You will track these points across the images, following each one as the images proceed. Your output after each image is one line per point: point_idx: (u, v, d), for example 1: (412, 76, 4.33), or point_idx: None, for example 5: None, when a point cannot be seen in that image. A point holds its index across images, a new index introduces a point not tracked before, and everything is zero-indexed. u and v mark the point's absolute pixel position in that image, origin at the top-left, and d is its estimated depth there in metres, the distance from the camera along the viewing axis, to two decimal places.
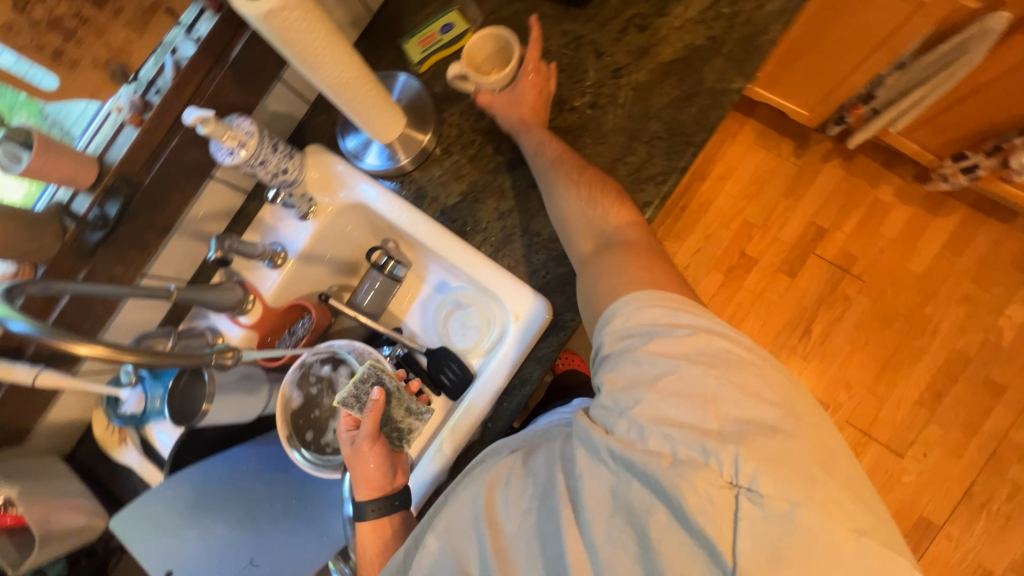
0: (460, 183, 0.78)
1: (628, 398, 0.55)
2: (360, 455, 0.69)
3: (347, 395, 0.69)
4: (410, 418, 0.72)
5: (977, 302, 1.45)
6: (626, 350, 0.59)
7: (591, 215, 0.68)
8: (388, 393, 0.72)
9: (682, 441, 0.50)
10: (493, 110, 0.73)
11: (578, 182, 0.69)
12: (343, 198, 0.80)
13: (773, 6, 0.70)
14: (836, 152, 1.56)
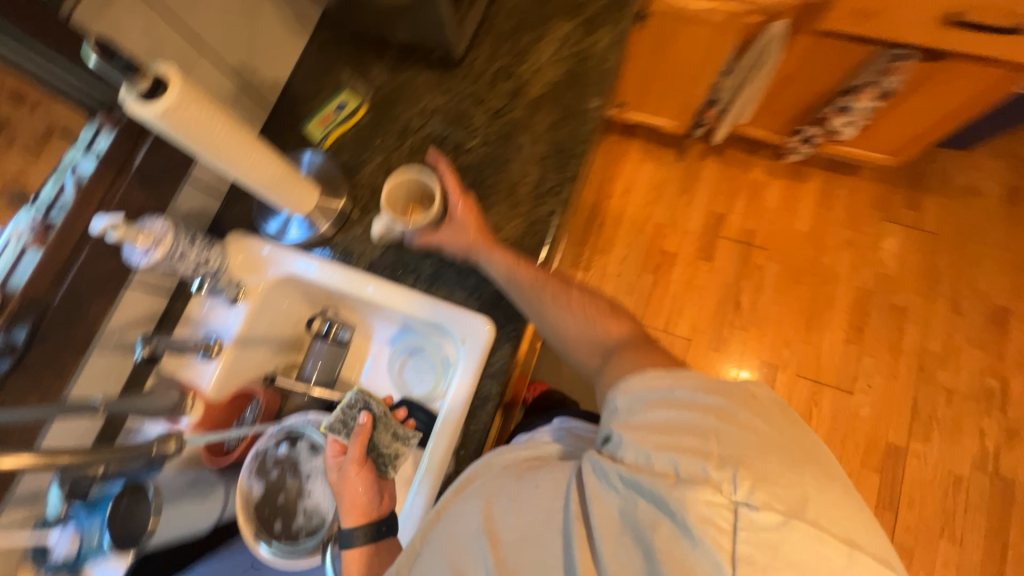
0: (382, 235, 0.83)
1: (634, 429, 0.54)
2: (346, 481, 0.69)
3: (334, 419, 0.70)
4: (395, 443, 0.72)
5: (859, 243, 1.68)
6: (634, 396, 0.59)
7: (589, 333, 0.72)
8: (376, 418, 0.72)
9: (683, 458, 0.48)
10: (444, 244, 0.76)
11: (558, 298, 0.73)
12: (272, 275, 0.82)
13: (606, 39, 0.86)
14: (709, 150, 1.81)
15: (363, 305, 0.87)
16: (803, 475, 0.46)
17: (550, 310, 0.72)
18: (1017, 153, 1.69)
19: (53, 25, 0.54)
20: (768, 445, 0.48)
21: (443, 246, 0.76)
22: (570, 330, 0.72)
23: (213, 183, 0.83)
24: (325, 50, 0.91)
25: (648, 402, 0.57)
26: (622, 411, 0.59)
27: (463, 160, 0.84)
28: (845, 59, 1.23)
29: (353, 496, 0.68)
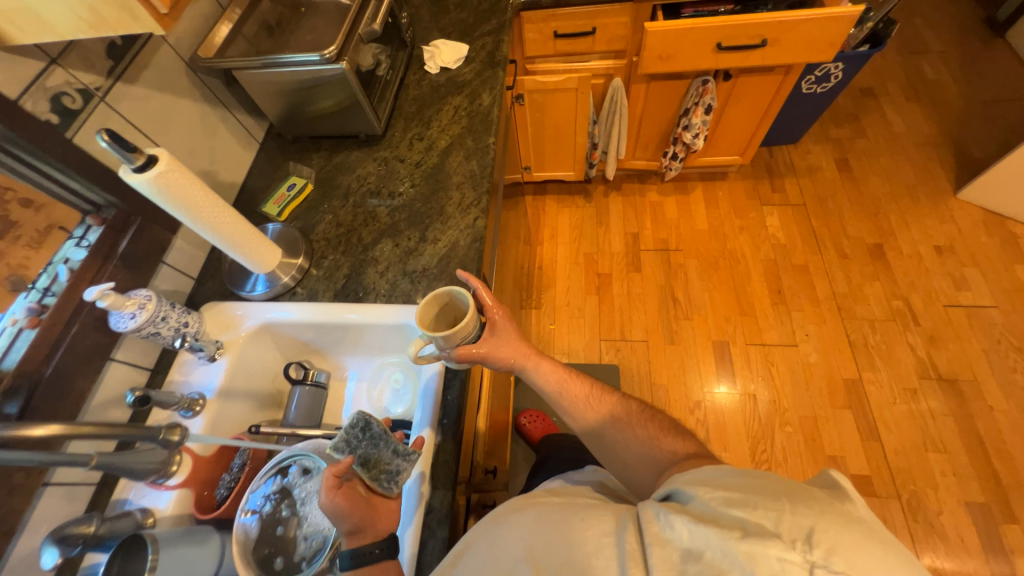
0: (341, 272, 0.97)
1: (700, 485, 0.55)
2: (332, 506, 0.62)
3: (339, 441, 0.66)
4: (399, 459, 0.69)
5: (750, 226, 2.01)
6: (702, 470, 0.59)
7: (646, 446, 0.79)
8: (376, 438, 0.68)
9: (750, 517, 0.48)
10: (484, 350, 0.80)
11: (608, 410, 0.85)
12: (248, 327, 0.91)
13: (488, 100, 1.16)
14: (609, 188, 2.17)
15: (335, 340, 0.96)
16: (884, 549, 0.43)
17: (601, 420, 0.84)
18: (831, 136, 2.19)
19: (59, 144, 0.72)
20: (843, 519, 0.46)
21: (488, 354, 0.82)
22: (622, 442, 0.81)
23: (186, 267, 0.96)
24: (273, 155, 1.14)
25: (713, 475, 0.57)
26: (688, 479, 0.59)
27: (399, 203, 1.03)
28: (672, 92, 1.66)
29: (341, 522, 0.62)
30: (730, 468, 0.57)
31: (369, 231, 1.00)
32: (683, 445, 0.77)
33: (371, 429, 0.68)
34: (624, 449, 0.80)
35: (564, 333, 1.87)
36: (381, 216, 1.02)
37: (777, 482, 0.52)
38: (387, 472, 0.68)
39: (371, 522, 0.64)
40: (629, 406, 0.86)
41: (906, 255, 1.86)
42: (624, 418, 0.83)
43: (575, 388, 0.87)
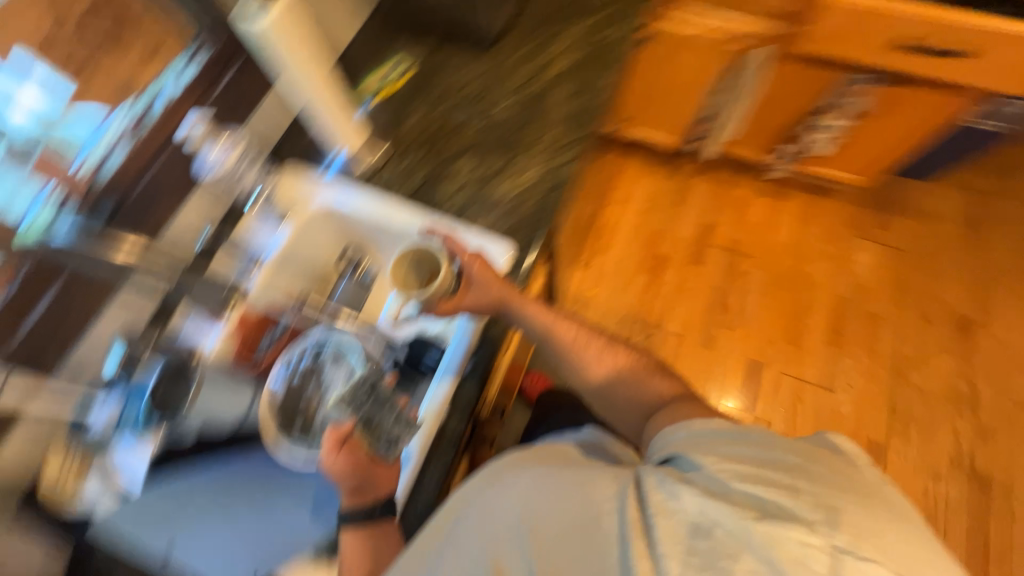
0: (417, 175, 0.94)
1: (710, 456, 0.56)
2: (334, 462, 0.67)
3: (345, 395, 0.75)
4: (398, 426, 0.74)
5: (835, 255, 1.84)
6: (706, 434, 0.61)
7: (645, 395, 0.79)
8: (381, 399, 0.75)
9: (764, 496, 0.50)
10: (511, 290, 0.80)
11: (597, 355, 0.84)
12: (316, 202, 0.91)
13: (617, 35, 1.04)
14: (700, 169, 2.00)
15: (393, 241, 0.95)
16: (899, 527, 0.48)
17: (587, 370, 0.84)
18: (971, 186, 1.90)
19: None
20: (857, 494, 0.51)
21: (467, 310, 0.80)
22: (613, 385, 0.82)
23: (275, 122, 0.94)
24: (376, 31, 1.07)
25: (720, 442, 0.59)
26: (694, 449, 0.59)
27: (492, 122, 0.97)
28: (816, 82, 1.44)
29: (343, 479, 0.67)
30: (735, 437, 0.59)
31: (455, 142, 0.96)
32: (670, 388, 0.79)
33: (371, 390, 0.75)
34: (618, 393, 0.81)
35: (602, 303, 1.83)
36: (470, 130, 0.97)
37: (788, 455, 0.54)
38: (384, 434, 0.72)
39: (366, 480, 0.68)
40: (613, 348, 0.85)
41: (994, 340, 1.68)
42: (611, 359, 0.84)
43: (555, 338, 0.84)
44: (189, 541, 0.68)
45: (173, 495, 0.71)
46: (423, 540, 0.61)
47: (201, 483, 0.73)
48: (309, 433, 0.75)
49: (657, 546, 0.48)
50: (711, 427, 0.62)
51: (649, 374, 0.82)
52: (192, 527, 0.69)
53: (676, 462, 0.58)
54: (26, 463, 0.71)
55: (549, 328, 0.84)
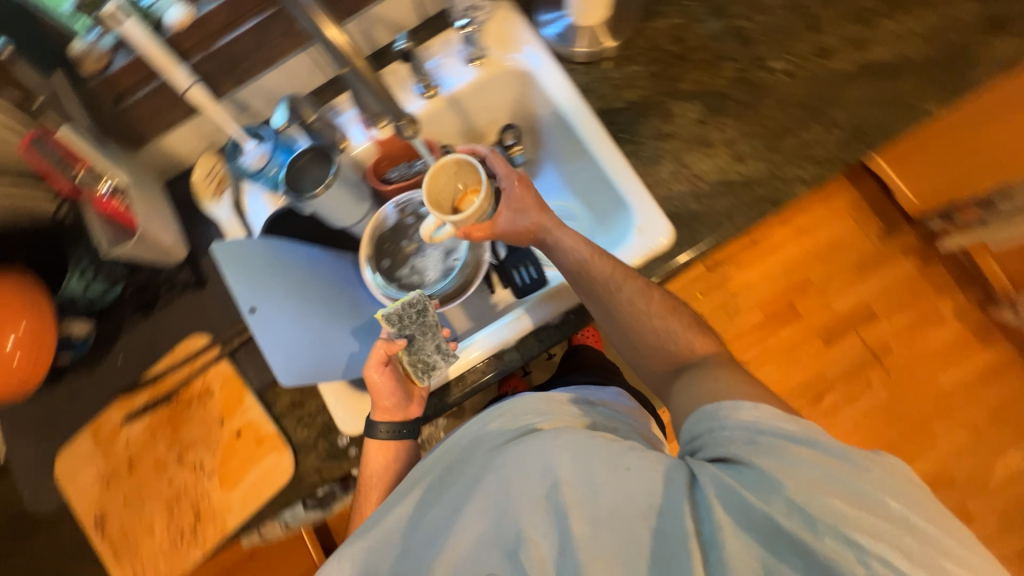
0: (631, 92, 0.78)
1: (776, 474, 0.46)
2: (372, 377, 0.68)
3: (392, 313, 0.68)
4: (437, 355, 0.69)
5: (981, 435, 1.49)
6: (757, 432, 0.50)
7: (670, 346, 0.66)
8: (426, 326, 0.69)
9: (844, 518, 0.42)
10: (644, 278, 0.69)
11: (629, 297, 0.67)
12: (516, 60, 0.80)
13: (989, 54, 0.72)
14: (916, 251, 1.54)
15: (567, 145, 0.84)
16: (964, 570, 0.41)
17: (616, 316, 0.68)
18: None
19: None
20: (932, 511, 0.44)
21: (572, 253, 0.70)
22: (639, 333, 0.67)
23: None
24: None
25: (775, 446, 0.48)
26: (738, 452, 0.50)
27: (754, 76, 0.75)
28: None
29: (381, 397, 0.68)
30: (793, 449, 0.48)
31: (695, 78, 0.77)
32: (705, 346, 0.66)
33: (422, 314, 0.68)
34: (645, 348, 0.68)
35: (701, 313, 1.53)
36: (723, 72, 0.76)
37: (854, 483, 0.45)
38: (427, 365, 0.69)
39: (402, 405, 0.69)
40: (649, 292, 0.68)
41: None
42: (647, 305, 0.67)
43: (579, 278, 0.68)
44: (270, 304, 0.63)
45: (258, 254, 0.66)
46: (448, 470, 0.59)
47: (299, 252, 0.74)
48: (389, 274, 0.80)
49: (719, 556, 0.44)
50: (757, 414, 0.52)
51: (685, 325, 0.67)
52: (276, 290, 0.65)
53: (730, 464, 0.49)
54: (183, 158, 0.79)
55: (585, 267, 0.68)
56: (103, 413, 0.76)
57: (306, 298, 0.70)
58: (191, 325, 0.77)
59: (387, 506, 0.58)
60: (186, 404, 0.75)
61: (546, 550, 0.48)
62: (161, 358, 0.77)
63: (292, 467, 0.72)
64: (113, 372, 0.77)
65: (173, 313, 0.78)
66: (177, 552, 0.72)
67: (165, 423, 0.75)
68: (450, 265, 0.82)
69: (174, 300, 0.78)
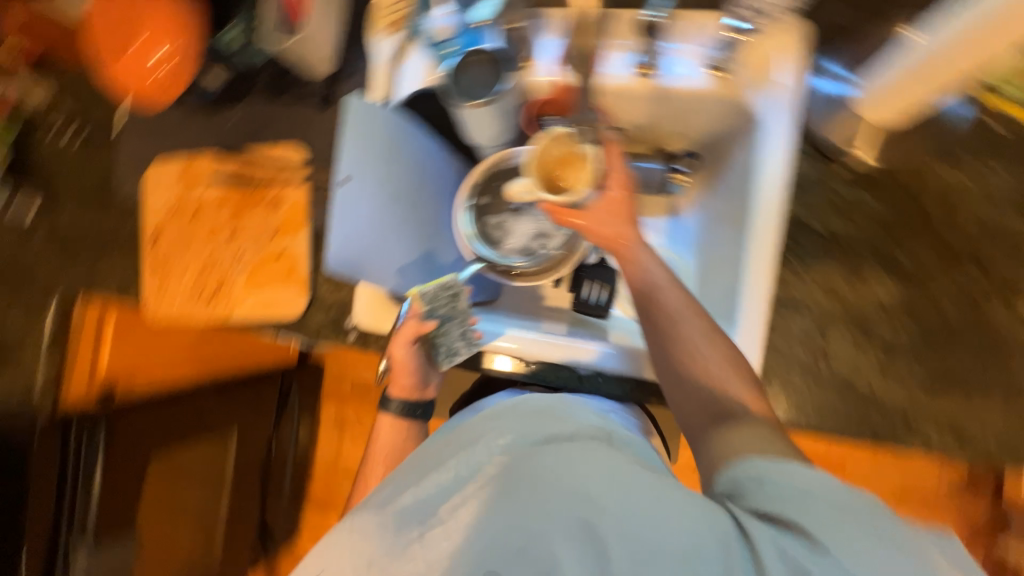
0: (840, 222, 0.63)
1: (834, 533, 0.40)
2: (394, 359, 0.71)
3: (426, 293, 0.68)
4: (461, 341, 0.71)
5: None
6: (801, 492, 0.43)
7: (720, 394, 0.55)
8: (455, 313, 0.70)
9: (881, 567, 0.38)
10: (720, 408, 0.54)
11: (698, 334, 0.57)
12: (753, 98, 0.65)
13: None
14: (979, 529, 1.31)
15: (726, 218, 0.72)
16: None
17: (664, 354, 0.58)
18: None
19: None
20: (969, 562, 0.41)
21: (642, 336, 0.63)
22: (686, 378, 0.56)
23: None
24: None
25: (828, 507, 0.41)
26: (773, 509, 0.43)
27: (982, 305, 0.60)
28: None
29: (402, 375, 0.74)
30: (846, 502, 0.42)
31: (920, 258, 0.61)
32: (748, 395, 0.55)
33: (454, 299, 0.68)
34: (678, 395, 0.57)
35: None
36: (954, 275, 0.61)
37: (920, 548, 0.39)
38: (449, 351, 0.71)
39: (417, 387, 0.75)
40: (713, 336, 0.57)
41: None
42: (710, 352, 0.57)
43: (640, 303, 0.60)
44: (366, 182, 0.64)
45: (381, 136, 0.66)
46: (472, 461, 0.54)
47: (421, 144, 0.72)
48: (480, 217, 0.75)
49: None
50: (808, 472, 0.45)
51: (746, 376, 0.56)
52: (379, 168, 0.65)
53: (774, 520, 0.42)
54: None
55: (658, 294, 0.58)
56: (196, 155, 0.82)
57: (394, 195, 0.68)
58: (300, 134, 0.80)
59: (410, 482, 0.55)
60: (256, 196, 0.80)
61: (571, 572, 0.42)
62: (263, 145, 0.81)
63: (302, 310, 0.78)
64: (222, 128, 0.82)
65: (293, 114, 0.80)
66: (191, 302, 0.82)
67: (232, 201, 0.80)
68: (533, 248, 0.76)
69: (300, 105, 0.79)
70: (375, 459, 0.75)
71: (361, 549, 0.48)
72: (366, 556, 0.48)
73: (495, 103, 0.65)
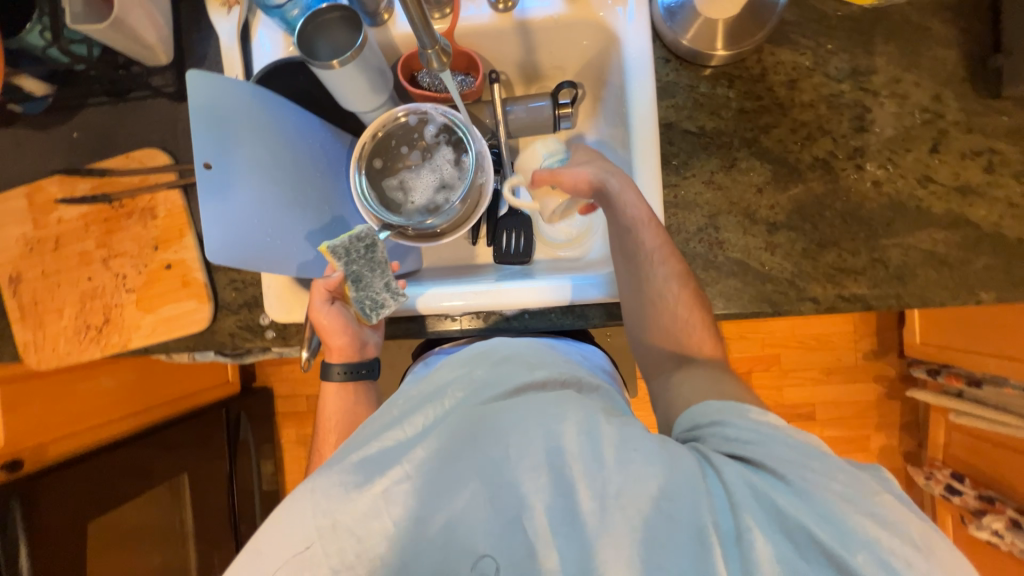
0: (706, 121, 0.66)
1: (722, 431, 0.53)
2: (322, 321, 0.69)
3: (337, 247, 0.65)
4: (385, 293, 0.68)
5: None
6: (761, 419, 0.53)
7: (660, 308, 0.64)
8: (372, 259, 0.67)
9: (813, 448, 0.49)
10: (637, 322, 0.66)
11: (655, 261, 0.64)
12: (611, 16, 0.67)
13: None
14: (890, 381, 1.59)
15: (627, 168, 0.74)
16: (841, 490, 0.46)
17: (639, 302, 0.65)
18: None
19: None
20: (822, 472, 0.47)
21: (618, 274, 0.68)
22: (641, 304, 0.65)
23: None
24: None
25: (732, 440, 0.52)
26: (743, 450, 0.50)
27: (840, 170, 0.65)
28: None
29: (332, 337, 0.70)
30: (736, 408, 0.55)
31: (779, 137, 0.65)
32: (670, 326, 0.65)
33: (369, 251, 0.66)
34: (635, 318, 0.67)
35: None
36: (810, 149, 0.65)
37: (772, 448, 0.50)
38: (377, 304, 0.69)
39: (356, 346, 0.72)
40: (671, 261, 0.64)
41: None
42: (674, 297, 0.64)
43: (627, 243, 0.65)
44: (232, 167, 0.59)
45: (248, 118, 0.61)
46: (423, 418, 0.54)
47: (298, 118, 0.69)
48: (374, 183, 0.74)
49: (744, 554, 0.44)
50: (762, 418, 0.53)
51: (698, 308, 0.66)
52: (247, 148, 0.61)
53: (750, 465, 0.49)
54: None
55: (637, 230, 0.63)
56: (43, 180, 0.73)
57: (284, 175, 0.66)
58: (157, 135, 0.72)
59: (365, 439, 0.53)
60: (119, 209, 0.72)
61: (485, 544, 0.47)
62: (119, 153, 0.73)
63: (210, 318, 0.73)
64: (63, 144, 0.73)
65: (144, 113, 0.72)
66: (77, 341, 0.74)
67: (99, 220, 0.72)
68: (438, 202, 0.75)
69: (148, 102, 0.72)
70: (325, 429, 0.71)
71: (314, 503, 0.48)
72: (315, 513, 0.48)
73: (359, 58, 0.63)
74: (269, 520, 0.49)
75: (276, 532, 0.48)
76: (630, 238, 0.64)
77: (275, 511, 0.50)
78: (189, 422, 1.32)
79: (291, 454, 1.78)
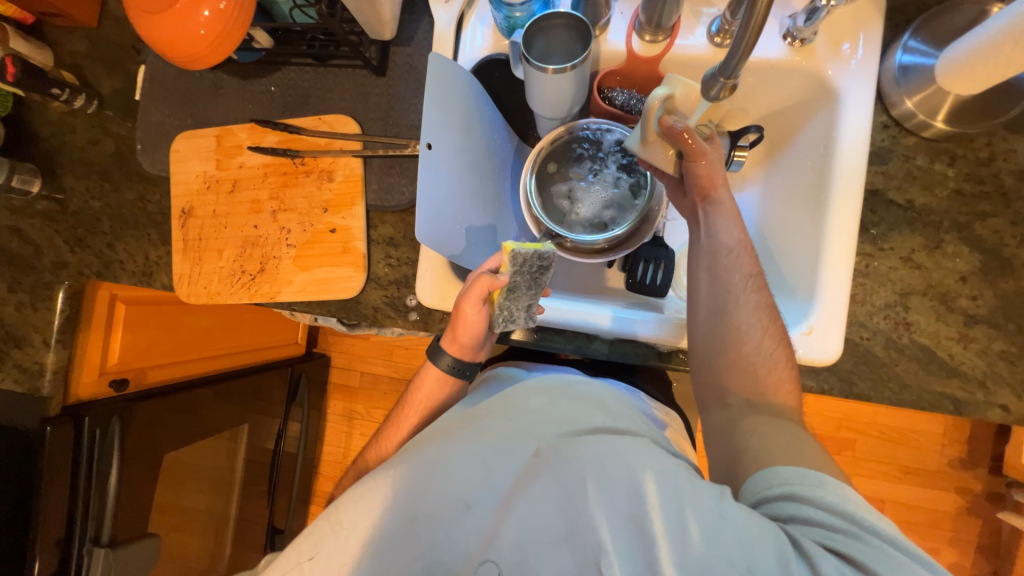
0: (917, 196, 0.63)
1: (800, 510, 0.45)
2: (461, 313, 0.65)
3: (520, 254, 0.61)
4: (524, 313, 0.65)
5: None
6: (848, 500, 0.44)
7: (752, 369, 0.58)
8: (534, 282, 0.65)
9: (913, 551, 0.41)
10: (708, 373, 0.61)
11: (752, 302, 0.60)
12: (840, 69, 0.64)
13: None
14: (973, 496, 1.47)
15: (797, 220, 0.70)
16: None
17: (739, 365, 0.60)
18: None
19: None
20: None
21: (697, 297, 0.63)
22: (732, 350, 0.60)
23: None
24: None
25: (815, 524, 0.43)
26: (833, 541, 0.42)
27: None
28: None
29: (465, 333, 0.67)
30: (820, 484, 0.46)
31: (996, 228, 0.62)
32: (794, 388, 0.58)
33: (542, 272, 0.63)
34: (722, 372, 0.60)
35: None
36: None
37: (872, 543, 0.41)
38: (512, 319, 0.65)
39: (475, 349, 0.69)
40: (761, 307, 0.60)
41: None
42: (780, 360, 0.59)
43: (717, 258, 0.62)
44: (443, 151, 0.60)
45: (461, 105, 0.63)
46: (502, 433, 0.54)
47: (491, 113, 0.70)
48: (543, 187, 0.73)
49: None
50: (848, 498, 0.45)
51: (784, 351, 0.60)
52: (457, 135, 0.62)
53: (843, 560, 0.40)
54: None
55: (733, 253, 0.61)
56: (236, 126, 0.77)
57: (473, 165, 0.66)
58: (348, 104, 0.75)
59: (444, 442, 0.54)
60: (300, 167, 0.74)
61: None
62: (310, 113, 0.76)
63: (358, 288, 0.73)
64: (262, 96, 0.77)
65: (343, 81, 0.75)
66: (228, 284, 0.76)
67: (279, 173, 0.75)
68: (604, 220, 0.74)
69: (349, 72, 0.75)
70: (410, 407, 0.70)
71: (392, 493, 0.49)
72: (393, 505, 0.48)
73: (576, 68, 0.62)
74: (347, 499, 0.50)
75: (348, 509, 0.49)
76: (720, 260, 0.62)
77: (355, 490, 0.51)
78: (263, 374, 1.35)
79: (333, 425, 1.79)
